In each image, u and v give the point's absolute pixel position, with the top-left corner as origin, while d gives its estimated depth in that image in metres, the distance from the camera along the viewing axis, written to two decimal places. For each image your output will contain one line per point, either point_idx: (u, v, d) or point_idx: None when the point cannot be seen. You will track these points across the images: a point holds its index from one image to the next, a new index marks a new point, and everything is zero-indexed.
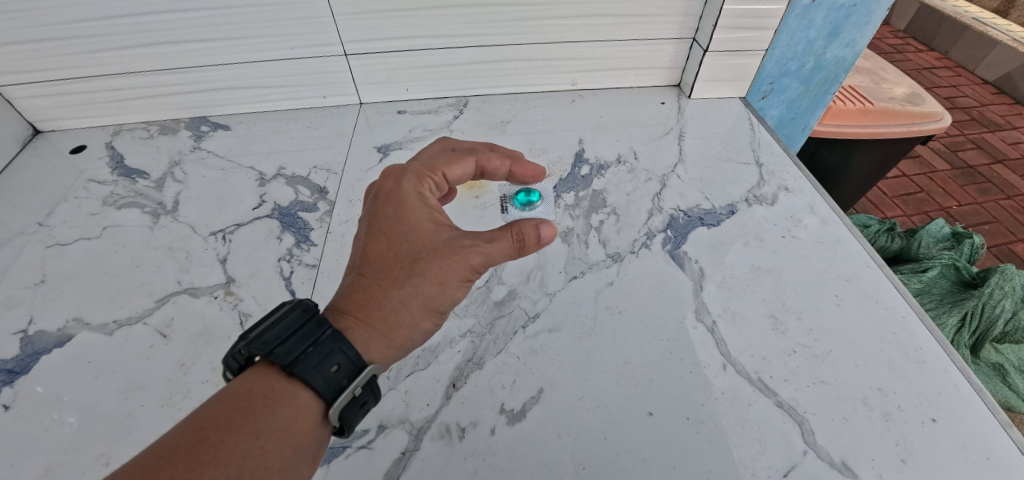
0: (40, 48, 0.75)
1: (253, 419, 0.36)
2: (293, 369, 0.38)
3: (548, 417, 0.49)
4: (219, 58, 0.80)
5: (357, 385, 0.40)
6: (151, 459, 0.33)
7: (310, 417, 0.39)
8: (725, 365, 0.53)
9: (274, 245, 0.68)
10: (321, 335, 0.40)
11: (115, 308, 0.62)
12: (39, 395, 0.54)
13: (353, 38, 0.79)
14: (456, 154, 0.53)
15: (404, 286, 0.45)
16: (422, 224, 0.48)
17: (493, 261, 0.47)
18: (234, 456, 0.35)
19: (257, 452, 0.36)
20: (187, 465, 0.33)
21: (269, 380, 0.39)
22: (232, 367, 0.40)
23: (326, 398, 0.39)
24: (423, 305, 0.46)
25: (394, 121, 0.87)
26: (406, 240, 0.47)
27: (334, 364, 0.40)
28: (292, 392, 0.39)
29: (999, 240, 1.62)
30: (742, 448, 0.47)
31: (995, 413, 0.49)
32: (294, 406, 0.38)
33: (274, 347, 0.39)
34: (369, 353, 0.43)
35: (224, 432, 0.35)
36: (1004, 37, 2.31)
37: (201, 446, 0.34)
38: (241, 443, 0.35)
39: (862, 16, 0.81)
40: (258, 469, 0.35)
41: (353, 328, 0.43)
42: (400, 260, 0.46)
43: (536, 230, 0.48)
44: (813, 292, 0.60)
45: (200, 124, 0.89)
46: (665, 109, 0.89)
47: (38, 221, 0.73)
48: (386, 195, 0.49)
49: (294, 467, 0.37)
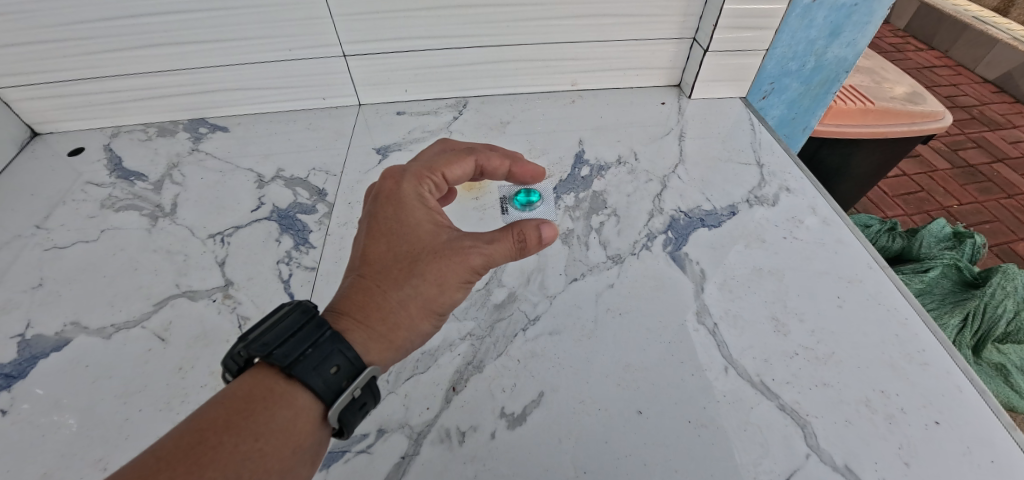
0: (37, 51, 0.75)
1: (253, 420, 0.36)
2: (292, 371, 0.38)
3: (548, 420, 0.49)
4: (217, 59, 0.79)
5: (357, 386, 0.40)
6: (150, 461, 0.33)
7: (309, 419, 0.38)
8: (727, 368, 0.52)
9: (273, 247, 0.67)
10: (321, 336, 0.40)
11: (112, 312, 0.61)
12: (36, 400, 0.53)
13: (352, 39, 0.78)
14: (456, 154, 0.53)
15: (404, 287, 0.44)
16: (422, 225, 0.48)
17: (494, 262, 0.47)
18: (233, 458, 0.34)
19: (256, 454, 0.35)
20: (186, 468, 0.33)
21: (269, 382, 0.38)
22: (232, 368, 0.40)
23: (325, 400, 0.39)
24: (423, 307, 0.45)
25: (393, 122, 0.87)
26: (405, 241, 0.47)
27: (333, 365, 0.39)
28: (291, 393, 0.38)
29: (1000, 240, 1.62)
30: (744, 452, 0.47)
31: (998, 415, 0.49)
32: (294, 408, 0.38)
33: (274, 349, 0.39)
34: (369, 355, 0.43)
35: (223, 434, 0.35)
36: (1004, 36, 2.31)
37: (200, 448, 0.34)
38: (240, 445, 0.35)
39: (863, 15, 0.81)
40: (257, 471, 0.35)
41: (353, 329, 0.43)
42: (400, 261, 0.45)
43: (537, 231, 0.47)
44: (814, 294, 0.59)
45: (198, 125, 0.88)
46: (665, 109, 0.89)
47: (36, 224, 0.72)
48: (386, 196, 0.49)
49: (293, 469, 0.37)
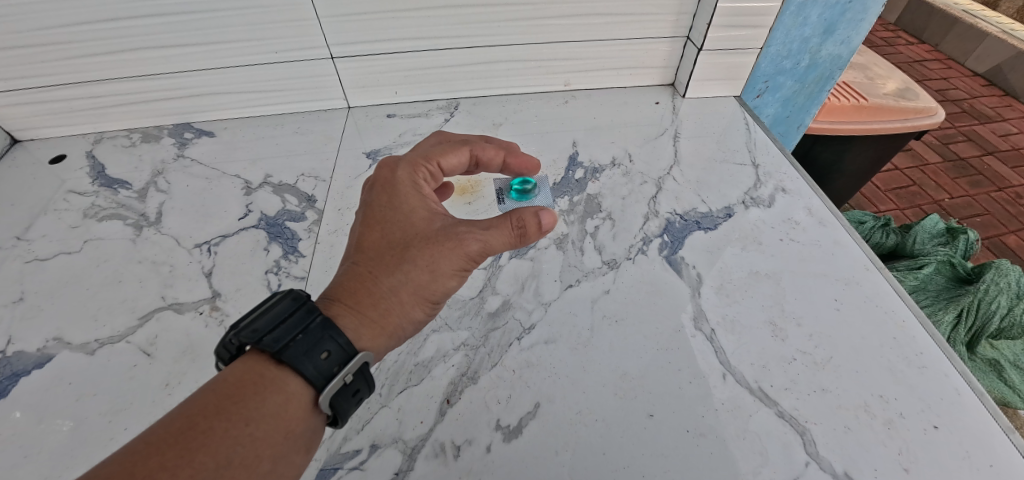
0: (14, 56, 0.73)
1: (243, 405, 0.35)
2: (283, 355, 0.37)
3: (545, 432, 0.48)
4: (202, 63, 0.78)
5: (349, 371, 0.39)
6: (139, 446, 0.31)
7: (302, 404, 0.37)
8: (725, 375, 0.52)
9: (261, 257, 0.66)
10: (311, 322, 0.39)
11: (96, 327, 0.59)
12: (18, 420, 0.52)
13: (339, 41, 0.77)
14: (452, 145, 0.53)
15: (395, 274, 0.44)
16: (416, 212, 0.47)
17: (491, 248, 0.46)
18: (223, 444, 0.33)
19: (247, 440, 0.34)
20: (176, 453, 0.31)
21: (259, 368, 0.37)
22: (224, 358, 0.39)
23: (317, 386, 0.37)
24: (415, 294, 0.44)
25: (383, 125, 0.85)
26: (399, 228, 0.46)
27: (324, 351, 0.38)
28: (282, 379, 0.37)
29: (992, 233, 1.63)
30: (744, 461, 0.46)
31: (997, 419, 0.48)
32: (285, 393, 0.37)
33: (263, 335, 0.37)
34: (360, 341, 0.42)
35: (213, 419, 0.34)
36: (993, 29, 2.32)
37: (190, 433, 0.33)
38: (231, 430, 0.34)
39: (857, 13, 0.80)
40: (248, 457, 0.34)
41: (344, 315, 0.42)
42: (392, 248, 0.45)
43: (536, 218, 0.47)
44: (813, 297, 0.59)
45: (184, 130, 0.86)
46: (659, 109, 0.88)
47: (17, 235, 0.70)
48: (381, 184, 0.49)
49: (286, 456, 0.36)
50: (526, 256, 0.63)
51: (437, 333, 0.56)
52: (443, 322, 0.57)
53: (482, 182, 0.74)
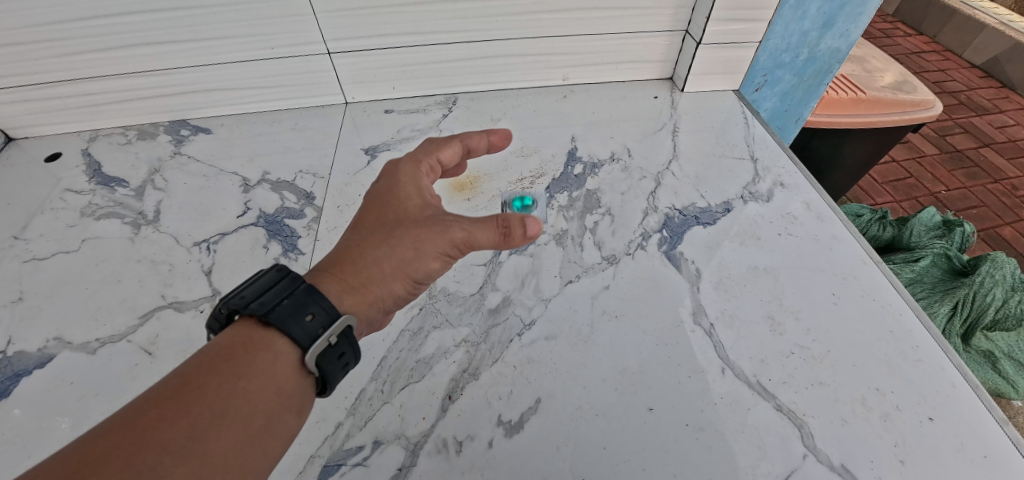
0: (8, 54, 0.72)
1: (234, 363, 0.35)
2: (269, 316, 0.37)
3: (546, 428, 0.48)
4: (196, 60, 0.77)
5: (333, 333, 0.39)
6: (136, 403, 0.31)
7: (290, 363, 0.37)
8: (723, 369, 0.52)
9: (260, 255, 0.65)
10: (297, 288, 0.39)
11: (97, 326, 0.59)
12: (20, 421, 0.52)
13: (336, 36, 0.76)
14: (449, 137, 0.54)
15: (381, 246, 0.45)
16: (410, 198, 0.48)
17: (474, 241, 0.45)
18: (219, 397, 0.33)
19: (241, 393, 0.34)
20: (173, 406, 0.32)
21: (245, 331, 0.37)
22: (215, 328, 0.39)
23: (303, 346, 0.37)
24: (397, 267, 0.45)
25: (381, 121, 0.85)
26: (391, 210, 0.47)
27: (310, 314, 0.38)
28: (269, 339, 0.37)
29: (987, 225, 1.64)
30: (743, 455, 0.46)
31: (991, 411, 0.49)
32: (272, 352, 0.37)
33: (250, 301, 0.38)
34: (341, 305, 0.42)
35: (206, 375, 0.34)
36: (991, 20, 2.32)
37: (185, 389, 0.33)
38: (225, 384, 0.34)
39: (857, 6, 0.80)
40: (243, 411, 0.34)
41: (329, 281, 0.43)
42: (382, 226, 0.46)
43: (522, 226, 0.45)
44: (811, 292, 0.59)
45: (180, 127, 0.86)
46: (658, 103, 0.88)
47: (15, 235, 0.70)
48: (382, 174, 0.51)
49: (280, 416, 0.36)
50: (525, 252, 0.64)
51: (438, 330, 0.56)
52: (444, 318, 0.57)
53: (482, 178, 0.74)
